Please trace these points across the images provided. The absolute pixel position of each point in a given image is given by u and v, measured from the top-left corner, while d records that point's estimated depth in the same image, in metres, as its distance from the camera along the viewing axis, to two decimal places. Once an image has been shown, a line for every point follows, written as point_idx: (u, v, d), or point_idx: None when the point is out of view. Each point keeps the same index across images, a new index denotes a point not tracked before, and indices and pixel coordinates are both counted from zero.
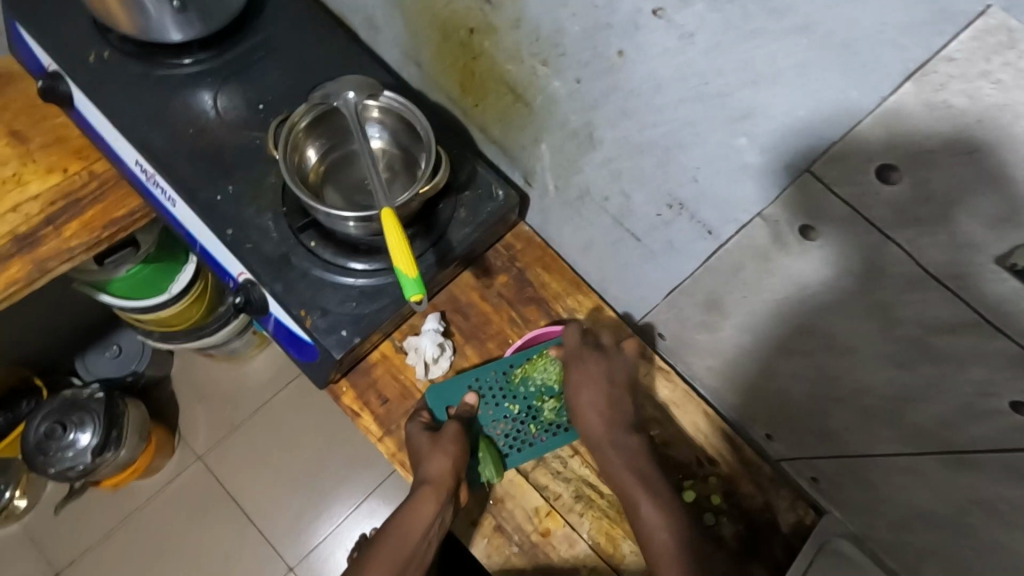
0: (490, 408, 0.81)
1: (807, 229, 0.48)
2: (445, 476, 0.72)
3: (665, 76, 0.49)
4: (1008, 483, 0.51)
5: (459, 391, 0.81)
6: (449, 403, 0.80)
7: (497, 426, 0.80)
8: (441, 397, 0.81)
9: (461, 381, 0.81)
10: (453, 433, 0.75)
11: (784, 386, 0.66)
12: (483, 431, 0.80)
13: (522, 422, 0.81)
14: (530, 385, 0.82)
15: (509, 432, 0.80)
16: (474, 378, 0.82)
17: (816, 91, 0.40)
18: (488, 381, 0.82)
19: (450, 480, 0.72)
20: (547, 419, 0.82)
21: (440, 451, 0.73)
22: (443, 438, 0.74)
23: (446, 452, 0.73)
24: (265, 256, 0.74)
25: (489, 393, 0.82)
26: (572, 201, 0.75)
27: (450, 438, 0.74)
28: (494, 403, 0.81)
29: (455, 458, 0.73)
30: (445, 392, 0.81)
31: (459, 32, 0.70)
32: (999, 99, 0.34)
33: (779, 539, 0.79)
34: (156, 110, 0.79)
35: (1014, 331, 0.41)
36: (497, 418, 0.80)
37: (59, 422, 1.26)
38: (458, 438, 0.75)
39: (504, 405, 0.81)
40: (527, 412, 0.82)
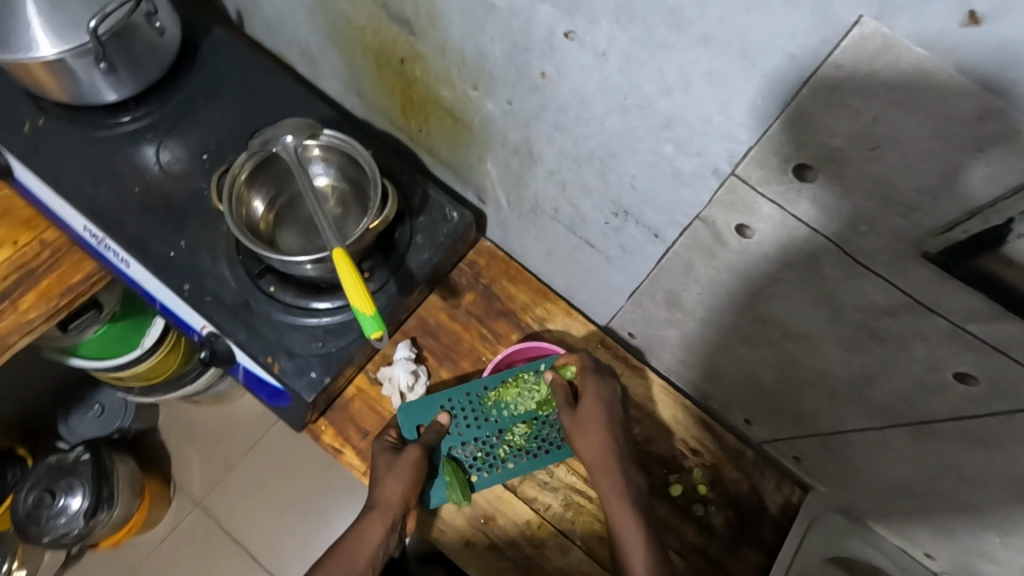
0: (462, 429, 0.78)
1: (743, 227, 0.48)
2: (394, 502, 0.71)
3: (587, 91, 0.50)
4: (970, 448, 0.52)
5: (430, 411, 0.79)
6: (419, 423, 0.78)
7: (466, 447, 0.78)
8: (412, 417, 0.78)
9: (433, 401, 0.79)
10: (412, 461, 0.73)
11: (753, 374, 0.67)
12: (450, 452, 0.78)
13: (493, 445, 0.79)
14: (502, 409, 0.79)
15: (478, 455, 0.78)
16: (447, 399, 0.80)
17: (726, 98, 0.41)
18: (461, 402, 0.79)
19: (398, 507, 0.71)
20: (518, 444, 0.79)
21: (393, 478, 0.72)
22: (399, 463, 0.73)
23: (399, 479, 0.72)
24: (226, 306, 0.73)
25: (461, 415, 0.79)
26: (526, 213, 0.75)
27: (406, 464, 0.72)
28: (465, 425, 0.79)
29: (407, 486, 0.72)
30: (416, 411, 0.78)
31: (391, 62, 0.70)
32: (889, 97, 0.34)
33: (768, 521, 0.80)
34: (99, 172, 0.78)
35: (945, 308, 0.41)
36: (466, 440, 0.78)
37: (48, 489, 1.24)
38: (415, 466, 0.73)
39: (474, 428, 0.78)
40: (498, 435, 0.79)
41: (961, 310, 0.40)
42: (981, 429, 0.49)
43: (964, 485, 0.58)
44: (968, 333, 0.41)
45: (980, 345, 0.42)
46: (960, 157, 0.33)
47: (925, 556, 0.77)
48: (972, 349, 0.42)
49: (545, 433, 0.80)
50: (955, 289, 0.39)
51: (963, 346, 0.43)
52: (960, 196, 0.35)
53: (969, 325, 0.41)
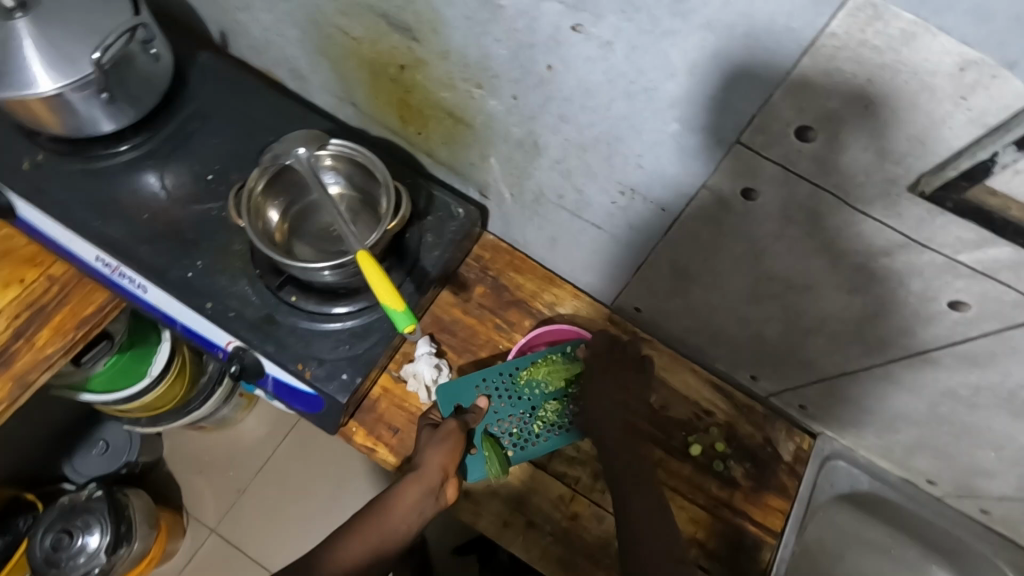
0: (498, 408, 0.82)
1: (749, 191, 0.53)
2: (432, 467, 0.74)
3: (594, 81, 0.53)
4: (965, 369, 0.57)
5: (468, 392, 0.82)
6: (457, 402, 0.82)
7: (502, 424, 0.82)
8: (450, 397, 0.82)
9: (469, 383, 0.83)
10: (451, 430, 0.77)
11: (759, 330, 0.72)
12: (486, 429, 0.81)
13: (527, 422, 0.83)
14: (534, 387, 0.84)
15: (514, 431, 0.82)
16: (481, 379, 0.83)
17: (728, 74, 0.45)
18: (495, 382, 0.83)
19: (435, 473, 0.74)
20: (550, 419, 0.84)
21: (434, 445, 0.76)
22: (440, 433, 0.77)
23: (438, 446, 0.75)
24: (250, 321, 0.75)
25: (496, 395, 0.83)
26: (529, 204, 0.79)
27: (447, 434, 0.77)
28: (500, 404, 0.83)
29: (447, 453, 0.75)
30: (454, 392, 0.82)
31: (390, 70, 0.73)
32: (879, 60, 0.38)
33: (784, 467, 0.85)
34: (106, 203, 0.79)
35: (938, 242, 0.46)
36: (503, 417, 0.82)
37: (65, 529, 1.23)
38: (455, 436, 0.77)
39: (509, 405, 0.83)
40: (531, 413, 0.83)
41: (950, 243, 0.46)
42: (975, 350, 0.54)
43: (960, 405, 0.64)
44: (959, 262, 0.47)
45: (969, 272, 0.47)
46: (942, 106, 0.38)
47: (928, 481, 0.84)
48: (963, 276, 0.48)
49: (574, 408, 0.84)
50: (944, 224, 0.45)
51: (955, 275, 0.48)
52: (946, 139, 0.40)
53: (960, 255, 0.46)
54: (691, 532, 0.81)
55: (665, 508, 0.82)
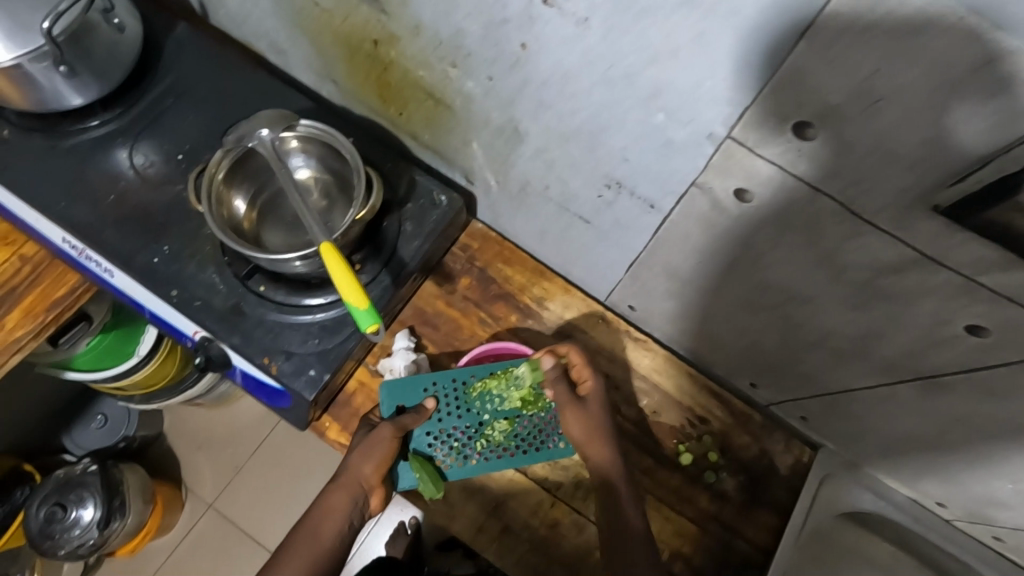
0: (443, 415, 0.77)
1: (742, 192, 0.47)
2: (355, 477, 0.69)
3: (570, 65, 0.47)
4: (982, 399, 0.51)
5: (414, 394, 0.77)
6: (402, 401, 0.77)
7: (444, 434, 0.76)
8: (394, 396, 0.77)
9: (418, 383, 0.78)
10: (384, 436, 0.71)
11: (755, 339, 0.66)
12: (424, 437, 0.76)
13: (470, 438, 0.77)
14: (486, 401, 0.78)
15: (454, 444, 0.76)
16: (432, 382, 0.78)
17: (717, 61, 0.38)
18: (447, 387, 0.78)
19: (358, 485, 0.69)
20: (496, 440, 0.77)
21: (360, 454, 0.70)
22: (370, 440, 0.71)
23: (364, 455, 0.70)
24: (216, 312, 0.71)
25: (444, 402, 0.77)
26: (514, 193, 0.73)
27: (378, 441, 0.71)
28: (447, 412, 0.77)
29: (372, 464, 0.70)
30: (400, 390, 0.77)
31: (364, 45, 0.67)
32: (891, 46, 0.31)
33: (779, 481, 0.80)
34: (71, 182, 0.75)
35: (956, 262, 0.40)
36: (446, 427, 0.76)
37: (58, 503, 1.23)
38: (386, 445, 0.71)
39: (455, 416, 0.77)
40: (477, 429, 0.77)
41: (971, 263, 0.39)
42: (992, 381, 0.48)
43: (975, 434, 0.58)
44: (979, 285, 0.40)
45: (991, 296, 0.40)
46: (967, 105, 0.32)
47: (937, 504, 0.78)
48: (983, 301, 0.41)
49: (524, 431, 0.78)
50: (964, 242, 0.38)
51: (975, 299, 0.42)
52: (966, 146, 0.33)
53: (980, 277, 0.40)
54: (675, 546, 0.77)
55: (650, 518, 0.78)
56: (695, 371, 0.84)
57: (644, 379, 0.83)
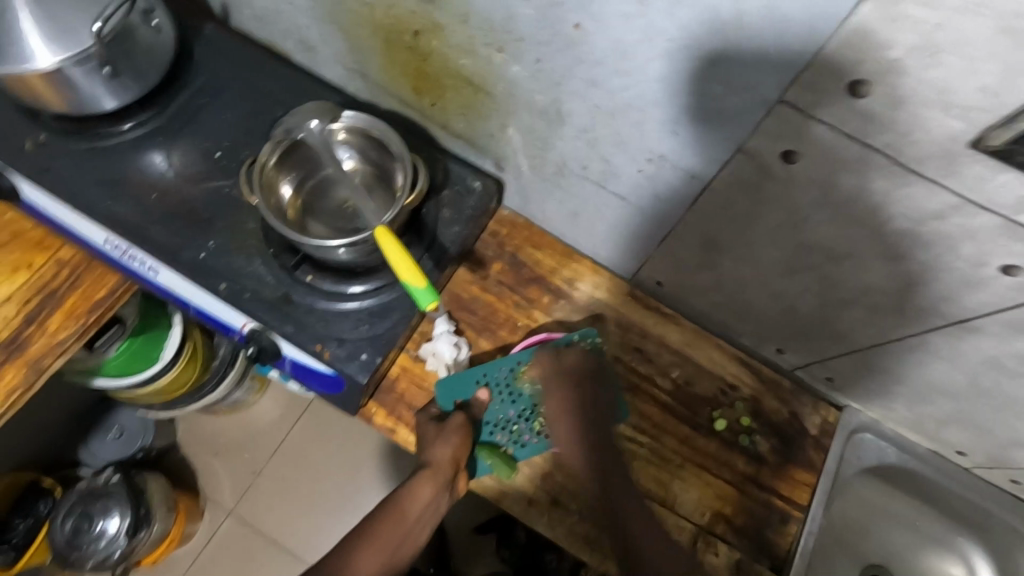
0: (497, 404, 0.80)
1: (790, 154, 0.50)
2: (444, 461, 0.74)
3: (627, 41, 0.51)
4: (1013, 336, 0.56)
5: (468, 386, 0.80)
6: (457, 397, 0.80)
7: (502, 421, 0.80)
8: (450, 391, 0.80)
9: (469, 377, 0.80)
10: (459, 424, 0.76)
11: (790, 302, 0.70)
12: (486, 427, 0.80)
13: (528, 420, 0.80)
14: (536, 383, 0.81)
15: (514, 428, 0.80)
16: (482, 374, 0.81)
17: (780, 26, 0.42)
18: (497, 376, 0.81)
19: (448, 468, 0.74)
20: None
21: (442, 440, 0.75)
22: (447, 428, 0.76)
23: (448, 441, 0.75)
24: (265, 301, 0.73)
25: (496, 390, 0.80)
26: (549, 176, 0.76)
27: (455, 429, 0.76)
28: (501, 399, 0.80)
29: (458, 448, 0.75)
30: (454, 386, 0.80)
31: (404, 37, 0.69)
32: (954, 1, 0.35)
33: (811, 441, 0.84)
34: (112, 184, 0.77)
35: (998, 204, 0.44)
36: (504, 414, 0.80)
37: (84, 515, 1.24)
38: (463, 430, 0.76)
39: (510, 403, 0.80)
40: (533, 411, 0.80)
41: (1011, 204, 0.44)
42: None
43: (1002, 373, 0.63)
44: (1018, 224, 0.45)
45: None
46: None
47: (958, 453, 0.84)
48: (1020, 240, 0.46)
49: None
50: (1008, 183, 0.42)
51: (1014, 238, 0.46)
52: (1021, 90, 0.37)
53: (1020, 217, 0.44)
54: (717, 507, 0.80)
55: (691, 482, 0.81)
56: (725, 343, 0.88)
57: (676, 353, 0.86)
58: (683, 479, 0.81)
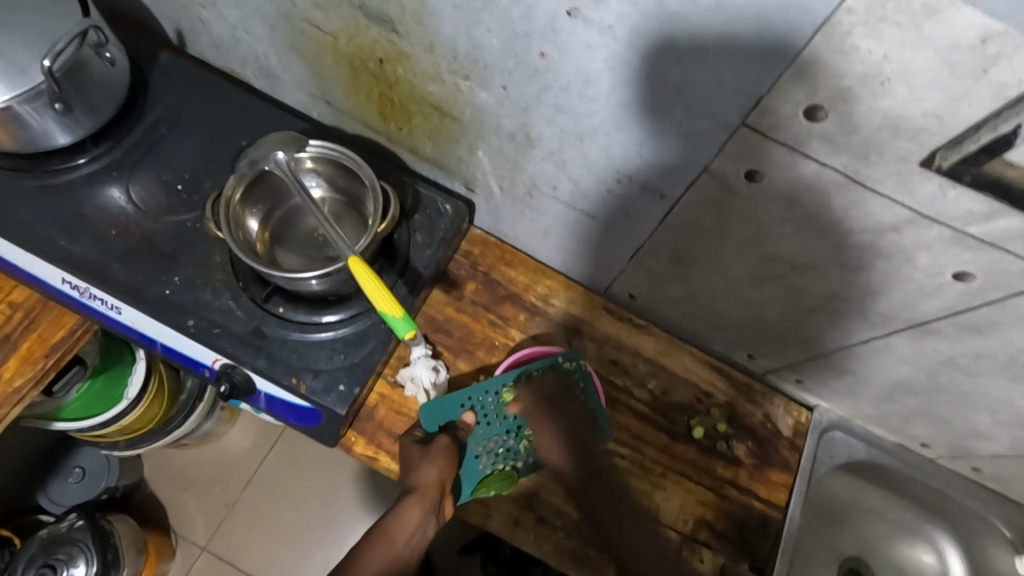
0: (483, 428, 0.79)
1: (753, 173, 0.52)
2: (431, 484, 0.72)
3: (592, 68, 0.51)
4: (967, 337, 0.59)
5: (452, 409, 0.79)
6: (442, 419, 0.79)
7: (487, 444, 0.79)
8: (434, 415, 0.79)
9: (453, 401, 0.79)
10: (443, 446, 0.75)
11: (758, 311, 0.73)
12: (471, 450, 0.78)
13: (513, 442, 0.79)
14: (520, 405, 0.80)
15: (499, 451, 0.79)
16: (466, 397, 0.80)
17: (738, 56, 0.43)
18: (480, 399, 0.80)
19: (435, 491, 0.72)
20: (538, 438, 0.80)
21: (428, 462, 0.74)
22: (433, 450, 0.74)
23: (433, 463, 0.73)
24: (237, 336, 0.71)
25: (481, 413, 0.80)
26: (520, 196, 0.76)
27: (440, 451, 0.74)
28: (486, 422, 0.79)
29: (443, 470, 0.73)
30: (437, 410, 0.79)
31: (369, 64, 0.69)
32: (900, 35, 0.36)
33: (784, 442, 0.87)
34: (67, 222, 0.74)
35: (947, 218, 0.47)
36: (489, 437, 0.79)
37: (47, 564, 1.17)
38: (448, 451, 0.75)
39: (494, 425, 0.79)
40: (517, 432, 0.79)
41: (961, 217, 0.46)
42: (977, 320, 0.56)
43: (960, 372, 0.66)
44: (967, 236, 0.47)
45: (977, 244, 0.48)
46: (964, 81, 0.37)
47: (922, 445, 0.87)
48: (970, 249, 0.49)
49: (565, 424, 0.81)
50: (955, 197, 0.45)
51: (963, 248, 0.49)
52: (965, 114, 0.39)
53: (969, 228, 0.47)
54: (699, 514, 0.82)
55: (673, 492, 0.82)
56: (695, 349, 0.90)
57: (654, 362, 0.88)
58: (665, 489, 0.82)
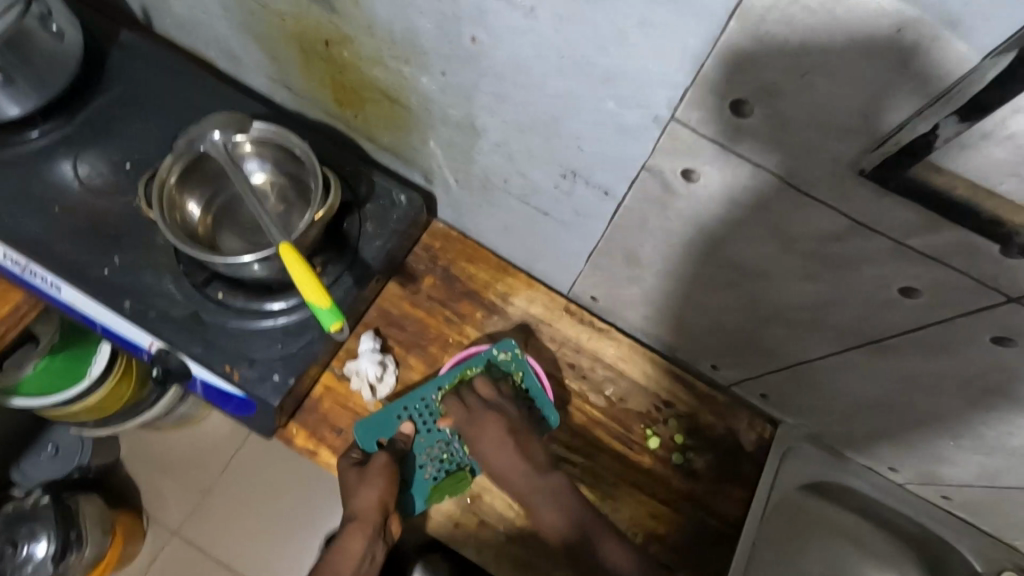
0: (423, 436, 0.77)
1: (690, 172, 0.49)
2: (371, 510, 0.71)
3: (523, 56, 0.49)
4: (921, 357, 0.56)
5: (388, 423, 0.77)
6: (379, 436, 0.76)
7: (431, 452, 0.77)
8: (370, 432, 0.76)
9: (390, 413, 0.77)
10: (381, 465, 0.72)
11: (714, 318, 0.69)
12: (416, 460, 0.76)
13: (457, 445, 0.78)
14: None
15: (445, 457, 0.77)
16: (403, 407, 0.78)
17: (656, 43, 0.41)
18: (418, 407, 0.78)
19: (376, 515, 0.71)
20: None
21: (365, 485, 0.71)
22: (369, 472, 0.72)
23: (371, 486, 0.71)
24: (174, 320, 0.70)
25: (420, 421, 0.78)
26: (475, 189, 0.74)
27: (377, 471, 0.72)
28: (427, 430, 0.77)
29: (383, 492, 0.71)
30: (374, 426, 0.76)
31: (317, 47, 0.67)
32: (815, 20, 0.34)
33: (745, 457, 0.83)
34: (12, 197, 0.72)
35: (887, 227, 0.44)
36: (431, 445, 0.77)
37: (9, 539, 1.19)
38: (386, 471, 0.72)
39: (435, 431, 0.77)
40: (460, 434, 0.78)
41: (900, 227, 0.43)
42: (930, 339, 0.53)
43: (919, 393, 0.63)
44: (910, 248, 0.44)
45: (920, 258, 0.45)
46: (887, 74, 0.35)
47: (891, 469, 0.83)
48: (915, 262, 0.45)
49: None
50: (891, 205, 0.42)
51: (908, 261, 0.46)
52: (890, 111, 0.36)
53: (912, 240, 0.44)
54: (649, 527, 0.79)
55: (624, 502, 0.79)
56: (657, 356, 0.86)
57: (612, 368, 0.85)
58: (616, 498, 0.79)
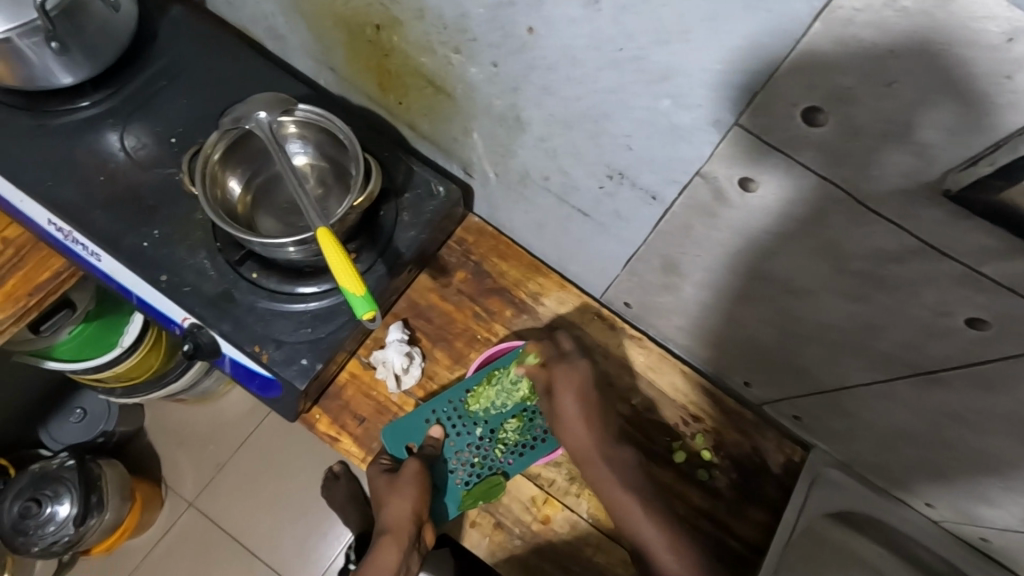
0: (453, 439, 0.78)
1: (746, 181, 0.47)
2: (405, 520, 0.73)
3: (577, 47, 0.47)
4: (975, 393, 0.53)
5: (417, 427, 0.78)
6: (408, 441, 0.78)
7: (461, 456, 0.78)
8: (399, 435, 0.78)
9: (418, 417, 0.78)
10: (412, 473, 0.74)
11: (752, 333, 0.67)
12: (447, 465, 0.78)
13: (487, 449, 0.78)
14: (487, 408, 0.79)
15: (475, 461, 0.78)
16: (431, 410, 0.79)
17: (723, 41, 0.39)
18: (446, 410, 0.79)
19: (411, 526, 0.74)
20: (512, 441, 0.79)
21: (397, 495, 0.73)
22: (402, 481, 0.73)
23: (404, 496, 0.73)
24: (206, 297, 0.70)
25: (448, 425, 0.79)
26: (513, 184, 0.72)
27: (409, 479, 0.73)
28: (456, 434, 0.78)
29: (415, 502, 0.73)
30: (402, 430, 0.78)
31: (366, 30, 0.66)
32: (906, 24, 0.32)
33: (771, 478, 0.81)
34: (58, 164, 0.73)
35: (957, 251, 0.41)
36: (461, 449, 0.78)
37: (33, 498, 1.21)
38: (417, 479, 0.74)
39: (464, 435, 0.78)
40: (490, 437, 0.79)
41: (972, 252, 0.40)
42: (989, 375, 0.50)
43: (968, 430, 0.59)
44: (980, 275, 0.41)
45: (991, 287, 0.42)
46: (982, 85, 0.32)
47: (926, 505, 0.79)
48: (984, 291, 0.42)
49: (535, 425, 0.80)
50: (965, 227, 0.39)
51: (976, 290, 0.43)
52: (979, 127, 0.34)
53: (984, 267, 0.41)
54: None
55: None
56: (688, 368, 0.83)
57: (640, 376, 0.82)
58: None
